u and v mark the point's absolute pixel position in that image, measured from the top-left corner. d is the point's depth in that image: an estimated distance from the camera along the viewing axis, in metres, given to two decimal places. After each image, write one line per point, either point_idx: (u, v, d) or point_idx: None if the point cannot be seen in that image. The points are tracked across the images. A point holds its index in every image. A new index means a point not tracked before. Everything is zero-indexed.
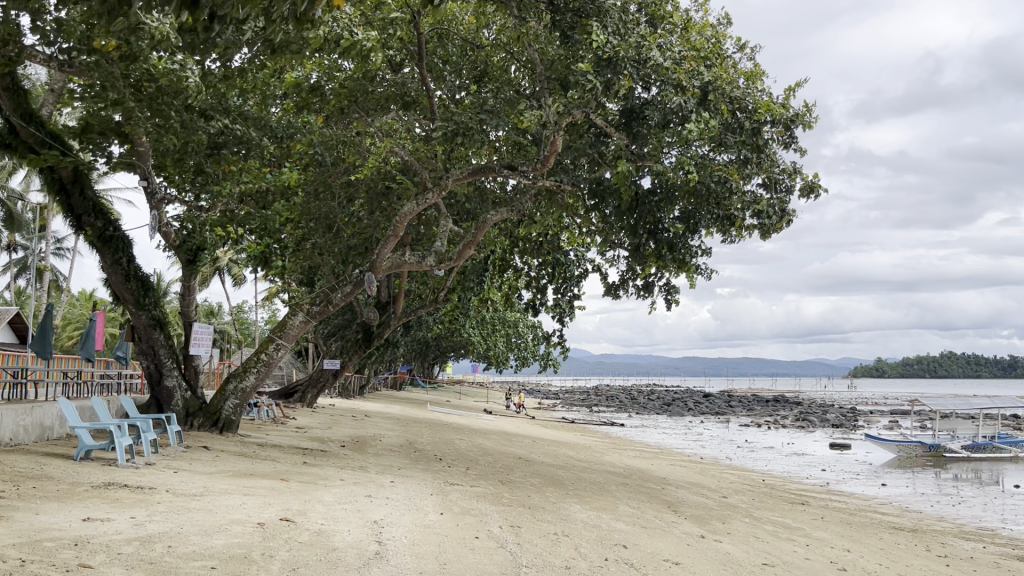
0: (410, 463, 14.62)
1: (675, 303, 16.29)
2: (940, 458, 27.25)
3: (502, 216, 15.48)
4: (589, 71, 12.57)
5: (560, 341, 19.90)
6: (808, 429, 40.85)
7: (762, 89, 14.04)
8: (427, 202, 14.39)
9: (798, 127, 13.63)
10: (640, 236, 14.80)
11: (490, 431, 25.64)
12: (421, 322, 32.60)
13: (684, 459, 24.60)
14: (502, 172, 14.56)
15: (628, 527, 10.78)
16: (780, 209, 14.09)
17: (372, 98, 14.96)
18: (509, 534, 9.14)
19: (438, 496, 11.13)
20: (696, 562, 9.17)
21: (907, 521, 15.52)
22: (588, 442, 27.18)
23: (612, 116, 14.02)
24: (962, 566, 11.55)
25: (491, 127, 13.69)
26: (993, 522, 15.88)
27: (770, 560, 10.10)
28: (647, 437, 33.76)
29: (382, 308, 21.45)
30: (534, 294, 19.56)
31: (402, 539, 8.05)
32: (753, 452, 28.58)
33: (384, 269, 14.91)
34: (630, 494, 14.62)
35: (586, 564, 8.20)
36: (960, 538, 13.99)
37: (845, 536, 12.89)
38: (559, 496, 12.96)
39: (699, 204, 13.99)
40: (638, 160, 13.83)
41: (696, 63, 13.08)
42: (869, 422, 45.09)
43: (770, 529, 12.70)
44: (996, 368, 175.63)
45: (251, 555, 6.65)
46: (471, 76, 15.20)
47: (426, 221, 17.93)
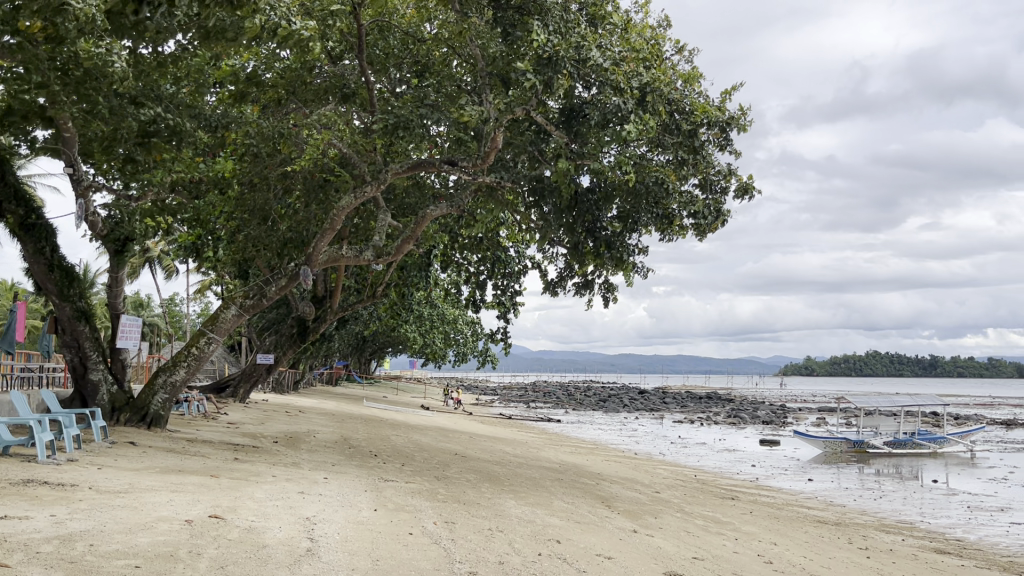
0: (345, 460, 14.49)
1: (613, 301, 16.47)
2: (864, 454, 28.20)
3: (442, 212, 15.37)
4: (530, 69, 12.59)
5: (504, 338, 19.79)
6: (739, 425, 41.92)
7: (699, 91, 14.31)
8: (365, 195, 14.17)
9: (734, 131, 13.94)
10: (577, 234, 14.89)
11: (427, 427, 25.61)
12: (357, 317, 32.40)
13: (620, 455, 24.90)
14: (442, 167, 14.43)
15: (562, 522, 10.89)
16: (714, 210, 14.46)
17: (310, 89, 14.78)
18: (443, 530, 9.12)
19: (372, 493, 11.06)
20: (628, 556, 9.30)
21: (831, 515, 16.03)
22: (524, 438, 27.29)
23: (552, 114, 14.04)
24: (883, 559, 11.98)
25: (432, 121, 13.59)
26: (912, 515, 16.52)
27: (700, 554, 10.29)
28: (583, 433, 34.08)
29: (318, 302, 20.94)
30: (473, 290, 19.56)
31: (334, 536, 7.98)
32: (685, 448, 29.04)
33: (321, 263, 14.70)
34: (564, 489, 14.77)
35: (519, 560, 8.25)
36: (881, 531, 14.51)
37: (772, 530, 13.23)
38: (494, 492, 13.01)
39: (637, 203, 14.18)
40: (578, 158, 13.91)
41: (635, 64, 13.24)
42: (798, 418, 46.50)
43: (701, 524, 12.98)
44: (917, 368, 182.46)
45: (178, 554, 6.50)
46: (413, 68, 15.12)
47: (365, 214, 17.75)
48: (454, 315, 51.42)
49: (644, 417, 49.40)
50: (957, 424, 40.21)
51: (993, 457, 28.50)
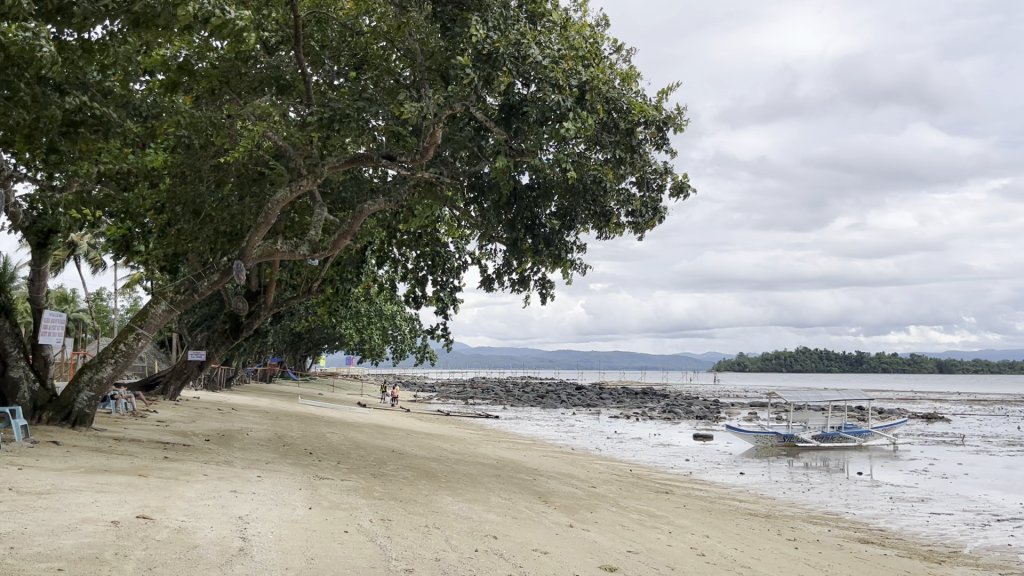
0: (279, 458, 14.27)
1: (550, 297, 16.55)
2: (794, 448, 28.98)
3: (380, 206, 15.17)
4: (468, 65, 12.55)
5: (444, 336, 19.58)
6: (674, 420, 42.73)
7: (637, 91, 14.49)
8: (301, 189, 13.96)
9: (670, 130, 14.19)
10: (517, 232, 14.84)
11: (363, 424, 25.41)
12: (292, 313, 31.98)
13: (557, 450, 25.08)
14: (380, 162, 14.26)
15: (498, 518, 10.92)
16: (651, 207, 14.74)
17: (245, 80, 14.49)
18: (379, 527, 9.07)
19: (307, 491, 10.92)
20: (563, 551, 9.38)
21: (761, 508, 16.42)
22: (462, 435, 27.27)
23: (492, 110, 14.01)
24: (809, 549, 12.35)
25: (370, 115, 13.46)
26: (838, 506, 17.05)
27: (634, 547, 10.44)
28: (521, 429, 34.22)
29: (252, 298, 20.55)
30: (412, 287, 19.45)
31: (267, 535, 7.86)
32: (621, 444, 29.41)
33: (255, 257, 14.37)
34: (501, 485, 14.82)
35: (456, 556, 8.24)
36: (808, 523, 14.95)
37: (705, 523, 13.51)
38: (431, 489, 12.97)
39: (575, 201, 14.31)
40: (518, 155, 13.90)
41: (574, 62, 13.33)
42: (731, 414, 47.59)
43: (636, 517, 13.17)
44: (844, 363, 188.18)
45: (103, 555, 6.32)
46: (350, 62, 14.97)
47: (300, 209, 17.58)
48: (392, 311, 51.10)
49: (582, 412, 49.97)
50: (881, 418, 41.62)
51: (914, 450, 29.58)
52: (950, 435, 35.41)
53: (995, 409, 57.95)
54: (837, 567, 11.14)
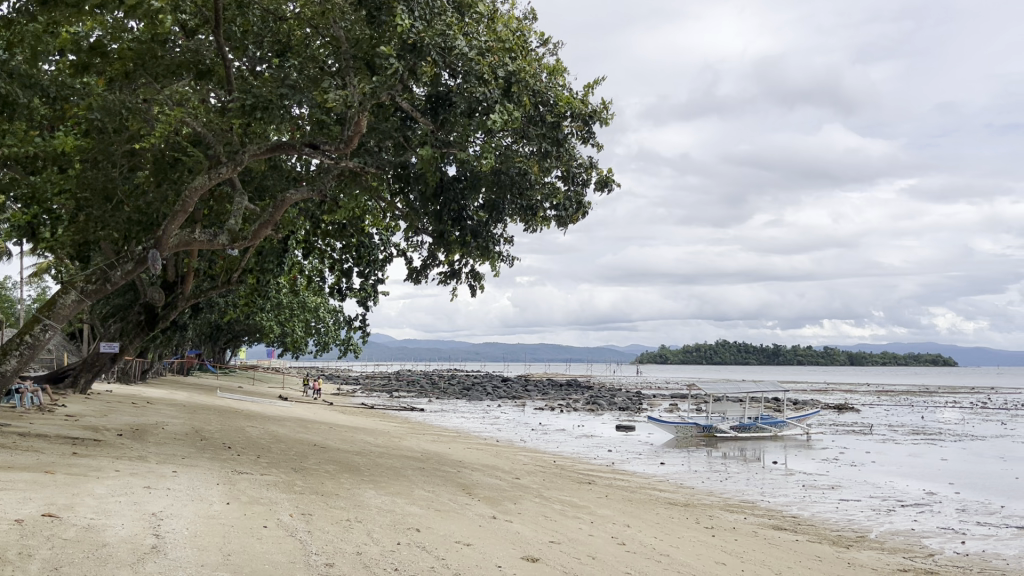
0: (196, 453, 13.90)
1: (480, 289, 16.53)
2: (712, 438, 29.74)
3: (303, 196, 14.88)
4: (393, 54, 12.48)
5: (363, 330, 19.38)
6: (598, 411, 43.42)
7: (563, 84, 14.61)
8: (220, 177, 13.59)
9: (595, 124, 14.39)
10: (443, 224, 14.77)
11: (285, 418, 25.00)
12: (211, 304, 31.23)
13: (482, 442, 25.15)
14: (304, 150, 14.00)
15: (422, 511, 10.89)
16: (576, 202, 14.93)
17: (161, 64, 14.05)
18: (299, 522, 8.93)
19: (225, 486, 10.67)
20: (486, 543, 9.41)
21: (680, 497, 16.80)
22: (385, 427, 27.06)
23: (418, 101, 13.92)
24: (726, 536, 12.69)
25: (292, 101, 13.09)
26: (754, 495, 17.58)
27: (557, 538, 10.54)
28: (445, 421, 34.19)
29: (169, 288, 19.99)
30: (337, 278, 19.17)
31: (182, 531, 7.65)
32: (545, 435, 29.62)
33: (171, 247, 13.91)
34: (425, 477, 14.78)
35: (377, 549, 8.19)
36: (726, 511, 15.37)
37: (626, 513, 13.74)
38: (354, 482, 12.85)
39: (501, 193, 14.34)
40: (444, 147, 13.82)
41: (501, 54, 13.38)
42: (653, 405, 48.57)
43: (558, 508, 13.31)
44: (761, 355, 194.11)
45: (5, 556, 6.06)
46: (274, 49, 14.57)
47: (219, 197, 17.06)
48: (315, 302, 50.37)
49: (507, 405, 50.25)
50: (795, 409, 43.14)
51: (825, 439, 30.71)
52: (858, 424, 36.89)
53: (901, 399, 60.65)
54: (751, 553, 11.48)
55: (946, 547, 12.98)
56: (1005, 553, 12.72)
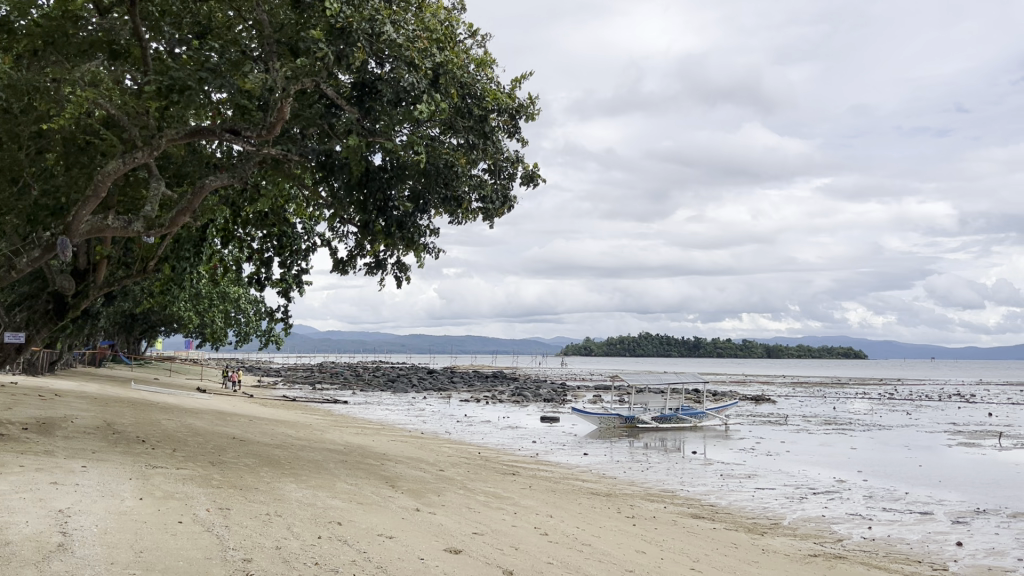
0: (107, 447, 13.40)
1: (406, 280, 16.40)
2: (634, 429, 30.28)
3: (223, 182, 14.46)
4: (321, 39, 12.21)
5: (284, 321, 18.97)
6: (523, 402, 43.71)
7: (491, 77, 14.59)
8: (135, 162, 13.09)
9: (521, 119, 14.46)
10: (368, 213, 14.43)
11: (202, 411, 24.37)
12: (125, 293, 30.23)
13: (405, 434, 25.02)
14: (224, 137, 13.68)
15: (343, 504, 10.76)
16: (501, 195, 14.98)
17: (72, 43, 13.69)
18: (216, 517, 8.72)
19: (138, 481, 10.33)
20: (409, 535, 9.36)
21: (602, 487, 17.06)
22: (307, 420, 26.66)
23: (343, 88, 13.75)
24: (647, 525, 12.93)
25: (211, 85, 12.73)
26: (674, 484, 17.97)
27: (480, 529, 10.56)
28: (369, 414, 33.90)
29: (80, 277, 19.18)
30: (257, 268, 18.77)
31: (91, 529, 7.37)
32: (470, 427, 29.66)
33: (82, 234, 13.39)
34: (347, 470, 14.61)
35: (297, 544, 8.05)
36: (646, 500, 15.67)
37: (549, 503, 13.85)
38: (274, 476, 12.61)
39: (427, 184, 14.16)
40: (370, 136, 13.65)
41: (429, 43, 13.24)
42: (577, 396, 49.18)
43: (482, 500, 13.34)
44: (682, 348, 198.43)
45: None
46: (193, 31, 14.01)
47: (135, 181, 16.56)
48: (236, 292, 49.20)
49: (432, 397, 50.11)
50: (714, 400, 44.34)
51: (742, 429, 31.61)
52: (774, 415, 38.13)
53: (813, 391, 62.82)
54: (670, 541, 11.73)
55: (854, 532, 13.52)
56: (909, 538, 13.31)
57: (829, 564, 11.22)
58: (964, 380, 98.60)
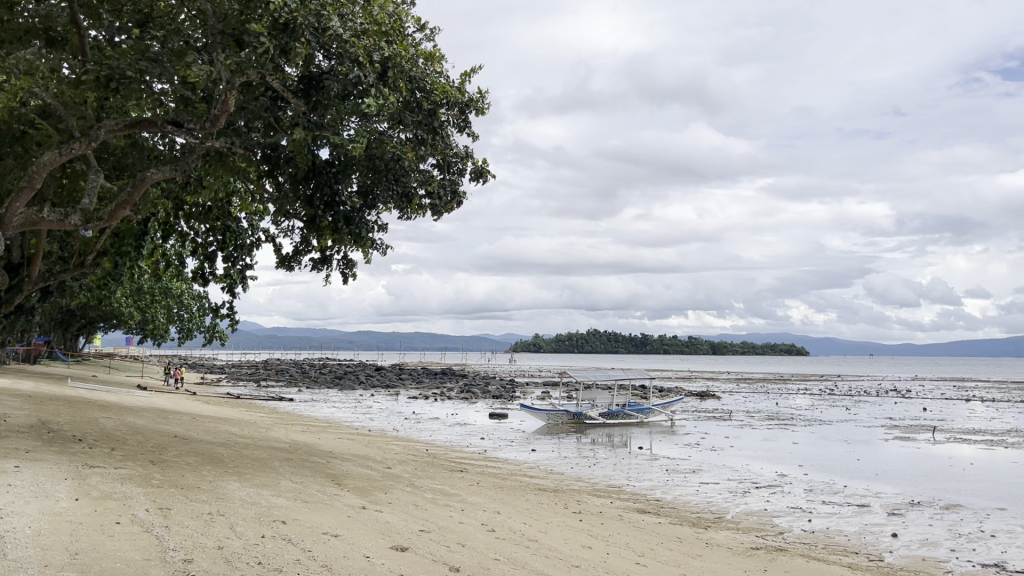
0: (41, 446, 13.00)
1: (352, 277, 16.23)
2: (582, 425, 30.51)
3: (165, 175, 14.10)
4: (264, 32, 12.12)
5: (228, 317, 18.61)
6: (472, 399, 43.69)
7: (440, 71, 14.52)
8: (72, 153, 12.73)
9: (471, 113, 14.42)
10: (314, 209, 14.27)
11: (143, 409, 23.80)
12: (63, 288, 29.37)
13: (352, 432, 24.81)
14: (166, 128, 13.30)
15: (288, 502, 10.63)
16: (450, 190, 14.86)
17: (8, 28, 13.34)
18: (156, 517, 8.54)
19: (74, 481, 10.05)
20: (354, 533, 9.28)
21: (550, 483, 17.15)
22: (252, 418, 26.26)
23: (289, 81, 13.49)
24: (593, 520, 13.04)
25: (153, 75, 12.45)
26: (620, 479, 18.16)
27: (426, 526, 10.53)
28: (315, 411, 33.52)
29: (14, 271, 18.55)
30: (201, 263, 18.39)
31: (23, 530, 7.16)
32: (418, 424, 29.57)
33: (14, 227, 12.89)
34: (293, 468, 14.43)
35: (240, 543, 7.93)
36: (593, 495, 15.79)
37: (497, 500, 13.87)
38: (216, 475, 12.39)
39: (376, 180, 14.11)
40: (317, 130, 13.41)
41: (377, 38, 13.11)
42: (526, 392, 49.38)
43: (429, 497, 13.29)
44: (630, 344, 200.47)
45: None
46: (134, 19, 13.73)
47: (72, 173, 16.12)
48: (179, 288, 48.18)
49: (380, 394, 49.79)
50: (661, 396, 44.99)
51: (687, 424, 32.08)
52: (719, 411, 38.83)
53: (758, 387, 64.21)
54: (615, 536, 11.85)
55: (794, 525, 13.83)
56: (846, 530, 13.66)
57: (770, 557, 11.45)
58: (901, 376, 101.57)
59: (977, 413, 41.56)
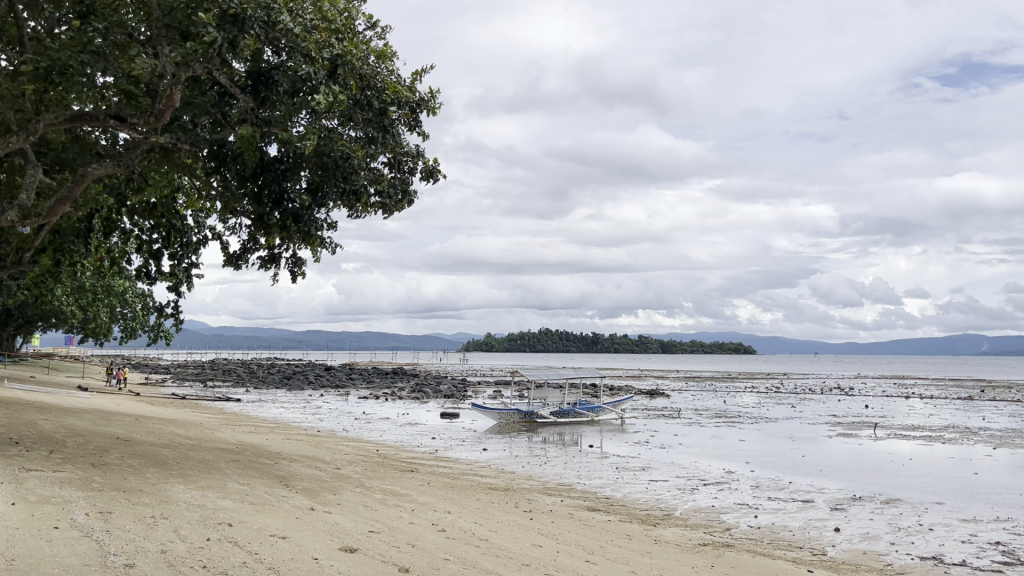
0: None
1: (301, 275, 16.03)
2: (533, 424, 30.60)
3: (107, 171, 13.78)
4: (211, 23, 11.98)
5: (173, 316, 18.24)
6: (423, 399, 43.53)
7: (391, 69, 14.41)
8: (9, 147, 12.37)
9: (422, 112, 14.39)
10: (263, 206, 14.25)
11: (83, 410, 23.16)
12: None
13: (301, 432, 24.54)
14: (107, 123, 13.06)
15: (234, 504, 10.47)
16: (400, 189, 14.75)
17: None
18: (96, 521, 8.33)
19: (11, 485, 9.75)
20: (302, 535, 9.18)
21: (501, 482, 17.18)
22: (197, 419, 25.76)
23: (238, 76, 13.39)
24: (544, 519, 13.08)
25: (95, 68, 12.17)
26: (571, 477, 18.27)
27: (376, 527, 10.46)
28: (263, 412, 33.02)
29: None
30: (145, 260, 18.00)
31: None
32: (368, 424, 29.36)
33: None
34: (239, 470, 14.21)
35: (184, 547, 7.78)
36: (543, 494, 15.86)
37: (447, 499, 13.84)
38: (160, 477, 12.13)
39: (326, 176, 13.82)
40: (265, 126, 13.25)
41: (328, 34, 12.98)
42: (477, 391, 49.39)
43: (379, 497, 13.20)
44: (581, 343, 201.71)
45: None
46: (75, 11, 13.47)
47: (10, 167, 15.65)
48: (122, 287, 47.02)
49: (329, 394, 49.22)
50: (611, 395, 45.38)
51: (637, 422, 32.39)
52: (668, 409, 39.38)
53: (707, 386, 65.11)
54: (566, 534, 11.91)
55: (741, 521, 14.06)
56: (791, 525, 13.93)
57: (717, 553, 11.63)
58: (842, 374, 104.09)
59: (916, 410, 42.79)
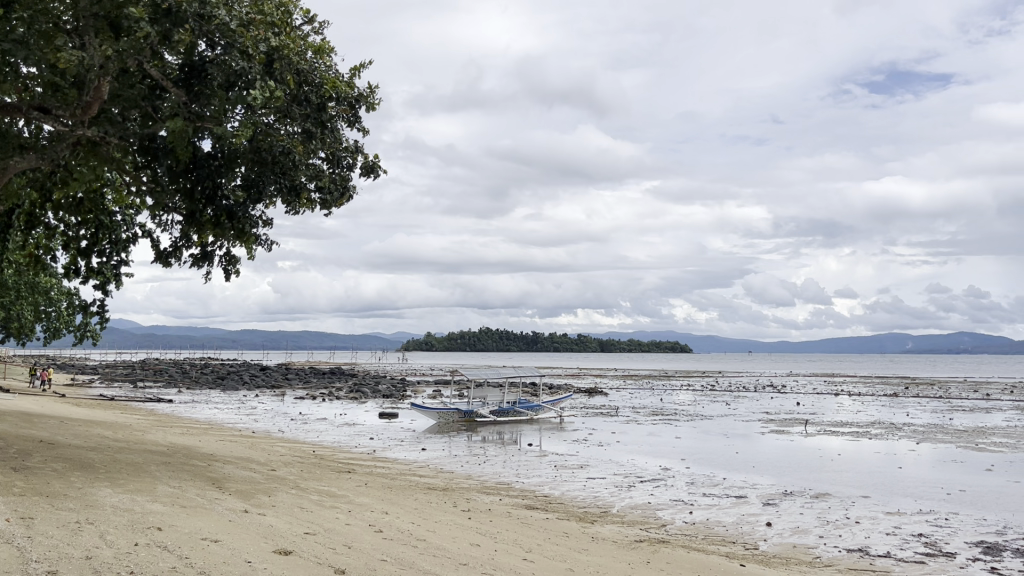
0: None
1: (235, 273, 15.72)
2: (472, 423, 30.55)
3: (30, 164, 13.36)
4: (144, 17, 11.75)
5: (99, 316, 17.72)
6: (360, 399, 43.08)
7: (328, 64, 14.23)
8: None
9: (361, 108, 14.26)
10: (195, 202, 13.92)
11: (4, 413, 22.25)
12: None
13: (235, 434, 24.05)
14: (30, 115, 12.91)
15: (165, 508, 10.21)
16: (340, 185, 14.63)
17: None
18: (16, 528, 8.02)
19: None
20: (234, 538, 9.01)
21: (440, 481, 17.12)
22: (126, 420, 25.03)
23: (169, 70, 13.13)
24: (482, 518, 13.08)
25: (17, 57, 11.75)
26: (509, 476, 18.31)
27: (312, 529, 10.31)
28: (195, 413, 32.27)
29: None
30: (72, 258, 17.41)
31: None
32: (305, 425, 28.92)
33: None
34: (169, 472, 13.83)
35: (110, 552, 7.55)
36: (481, 493, 15.84)
37: (385, 500, 13.72)
38: (85, 481, 11.74)
39: (263, 171, 13.52)
40: (198, 120, 12.89)
41: (264, 27, 12.84)
42: (417, 391, 49.11)
43: (315, 499, 13.01)
44: (521, 343, 202.32)
45: None
46: None
47: None
48: (47, 285, 45.40)
49: (263, 395, 48.30)
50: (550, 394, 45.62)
51: (576, 421, 32.63)
52: (606, 407, 39.78)
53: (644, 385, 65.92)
54: (504, 533, 11.93)
55: (676, 517, 14.28)
56: (725, 520, 14.22)
57: (653, 549, 11.79)
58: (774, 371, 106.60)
59: (844, 407, 44.10)
